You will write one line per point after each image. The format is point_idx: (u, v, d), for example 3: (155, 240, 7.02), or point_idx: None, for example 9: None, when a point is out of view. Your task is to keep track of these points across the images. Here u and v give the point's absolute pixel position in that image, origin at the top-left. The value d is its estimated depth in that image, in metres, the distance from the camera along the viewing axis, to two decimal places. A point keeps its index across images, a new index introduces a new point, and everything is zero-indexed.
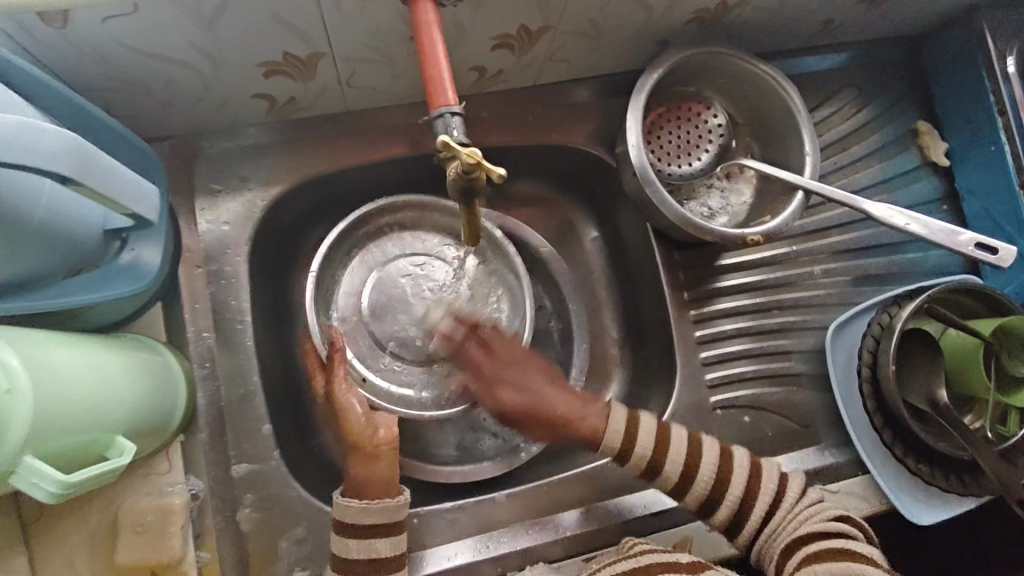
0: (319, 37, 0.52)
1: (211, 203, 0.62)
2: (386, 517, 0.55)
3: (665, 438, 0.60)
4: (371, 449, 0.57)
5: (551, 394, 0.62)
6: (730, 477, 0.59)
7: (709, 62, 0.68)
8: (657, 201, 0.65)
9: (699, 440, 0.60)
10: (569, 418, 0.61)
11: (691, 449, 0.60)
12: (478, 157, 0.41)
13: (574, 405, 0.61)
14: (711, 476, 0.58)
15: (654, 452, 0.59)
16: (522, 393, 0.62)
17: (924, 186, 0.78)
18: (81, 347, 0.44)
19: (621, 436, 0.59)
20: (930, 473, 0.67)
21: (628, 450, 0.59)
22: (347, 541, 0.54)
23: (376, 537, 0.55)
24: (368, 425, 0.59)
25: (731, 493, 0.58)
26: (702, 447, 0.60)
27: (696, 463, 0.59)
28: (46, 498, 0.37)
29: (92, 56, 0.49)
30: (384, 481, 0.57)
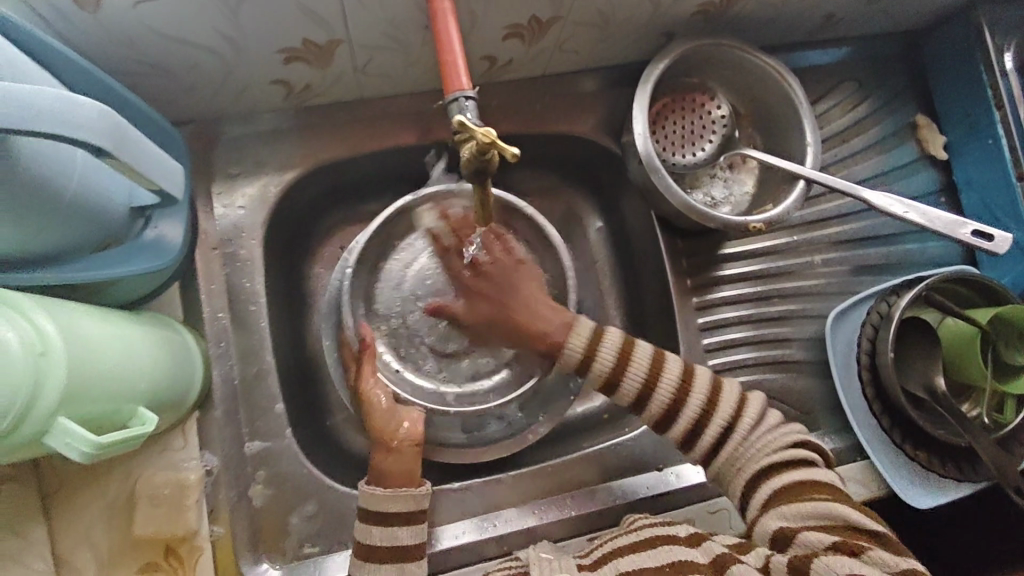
0: (336, 24, 0.54)
1: (227, 187, 0.64)
2: (409, 506, 0.56)
3: (658, 366, 0.60)
4: (392, 443, 0.59)
5: (537, 304, 0.64)
6: (718, 402, 0.59)
7: (714, 54, 0.69)
8: (663, 189, 0.66)
9: (693, 370, 0.60)
10: (538, 331, 0.63)
11: (683, 377, 0.60)
12: (493, 136, 0.43)
13: (557, 317, 0.63)
14: (698, 406, 0.59)
15: (643, 383, 0.59)
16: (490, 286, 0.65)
17: (922, 179, 0.79)
18: (109, 317, 0.46)
19: (617, 358, 0.60)
20: (927, 459, 0.68)
21: (617, 376, 0.60)
22: (372, 529, 0.55)
23: (399, 525, 0.55)
24: (391, 417, 0.61)
25: (718, 417, 0.58)
26: (693, 376, 0.60)
27: (687, 389, 0.59)
28: (79, 458, 0.38)
29: (118, 39, 0.50)
30: (405, 472, 0.58)
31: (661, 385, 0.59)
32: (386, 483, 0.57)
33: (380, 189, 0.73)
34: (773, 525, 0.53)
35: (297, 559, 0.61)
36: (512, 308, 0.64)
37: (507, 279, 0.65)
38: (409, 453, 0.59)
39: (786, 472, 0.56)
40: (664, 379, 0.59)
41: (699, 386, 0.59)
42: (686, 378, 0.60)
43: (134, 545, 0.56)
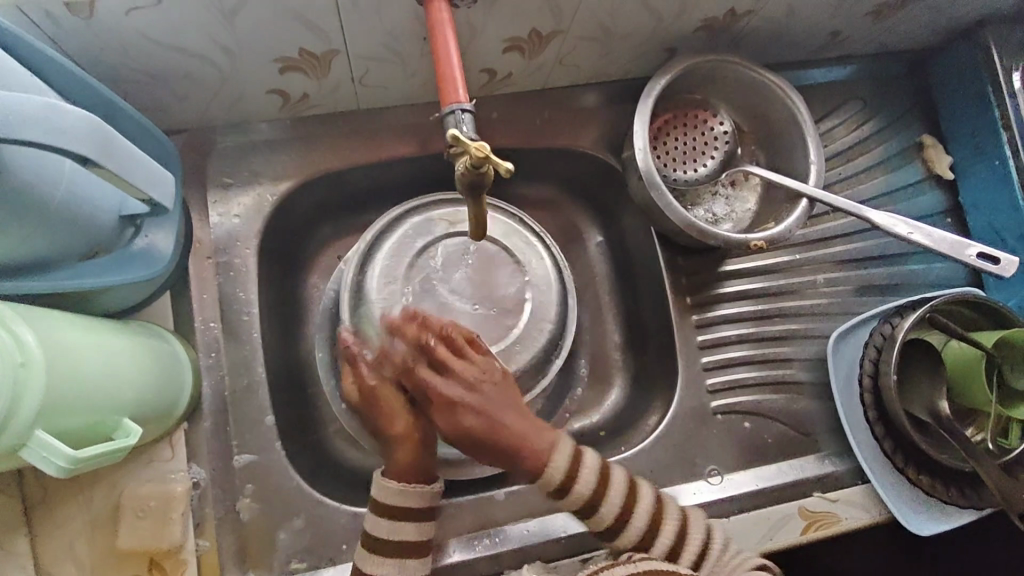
0: (335, 35, 0.54)
1: (223, 196, 0.63)
2: (421, 502, 0.55)
3: (602, 471, 0.55)
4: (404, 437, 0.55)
5: (508, 409, 0.53)
6: (662, 518, 0.56)
7: (717, 71, 0.69)
8: (662, 205, 0.66)
9: (635, 482, 0.57)
10: (529, 455, 0.53)
11: (628, 484, 0.56)
12: (487, 150, 0.42)
13: (534, 428, 0.53)
14: (643, 526, 0.55)
15: (623, 511, 0.55)
16: (474, 413, 0.52)
17: (928, 199, 0.78)
18: (94, 328, 0.45)
19: (650, 525, 0.55)
20: (931, 485, 0.66)
21: (572, 482, 0.54)
22: (380, 522, 0.54)
23: (407, 520, 0.54)
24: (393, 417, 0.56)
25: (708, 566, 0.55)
26: (640, 495, 0.56)
27: (632, 504, 0.55)
28: (56, 472, 0.37)
29: (114, 47, 0.50)
30: (417, 469, 0.55)
31: (611, 499, 0.55)
32: (394, 474, 0.55)
33: (378, 199, 0.73)
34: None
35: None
36: (472, 409, 0.52)
37: (476, 375, 0.53)
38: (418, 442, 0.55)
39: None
40: (582, 483, 0.54)
41: (648, 498, 0.56)
42: (660, 505, 0.57)
43: (115, 559, 0.55)
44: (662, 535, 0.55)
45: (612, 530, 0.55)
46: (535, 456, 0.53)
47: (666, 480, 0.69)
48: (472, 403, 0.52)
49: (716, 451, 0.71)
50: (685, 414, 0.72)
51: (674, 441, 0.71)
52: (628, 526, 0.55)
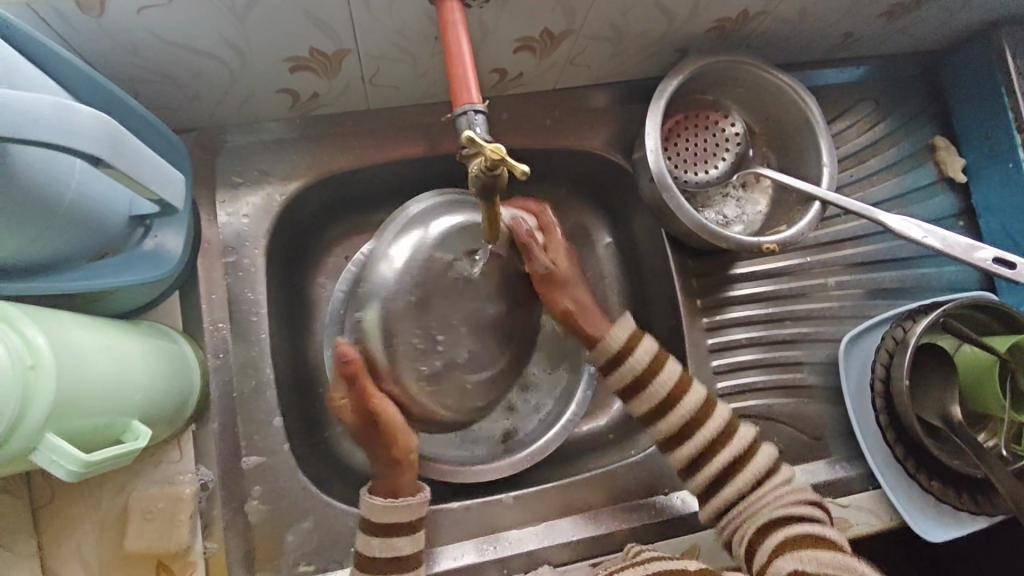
0: (345, 33, 0.53)
1: (232, 196, 0.63)
2: (411, 514, 0.57)
3: (637, 336, 0.62)
4: (397, 455, 0.59)
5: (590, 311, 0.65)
6: (708, 416, 0.59)
7: (728, 72, 0.68)
8: (674, 207, 0.65)
9: (686, 382, 0.61)
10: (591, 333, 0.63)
11: (678, 383, 0.60)
12: (502, 153, 0.41)
13: (603, 317, 0.65)
14: (711, 433, 0.59)
15: (697, 412, 0.59)
16: (574, 287, 0.66)
17: (940, 202, 0.78)
18: (103, 329, 0.45)
19: (694, 421, 0.59)
20: (942, 491, 0.66)
21: (624, 357, 0.61)
22: (369, 538, 0.56)
23: (394, 535, 0.56)
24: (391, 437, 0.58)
25: (742, 480, 0.57)
26: (692, 385, 0.61)
27: (684, 390, 0.60)
28: (65, 476, 0.37)
29: (124, 45, 0.50)
30: (402, 484, 0.58)
31: (660, 381, 0.60)
32: (383, 492, 0.58)
33: (387, 199, 0.72)
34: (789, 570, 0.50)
35: None
36: (564, 271, 0.65)
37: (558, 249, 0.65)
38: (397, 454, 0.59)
39: (796, 523, 0.54)
40: (663, 376, 0.60)
41: (721, 412, 0.60)
42: (732, 427, 0.60)
43: (123, 562, 0.54)
44: (706, 428, 0.59)
45: (676, 440, 0.59)
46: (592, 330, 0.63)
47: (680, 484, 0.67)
48: (556, 265, 0.64)
49: None
50: None
51: None
52: (688, 441, 0.59)
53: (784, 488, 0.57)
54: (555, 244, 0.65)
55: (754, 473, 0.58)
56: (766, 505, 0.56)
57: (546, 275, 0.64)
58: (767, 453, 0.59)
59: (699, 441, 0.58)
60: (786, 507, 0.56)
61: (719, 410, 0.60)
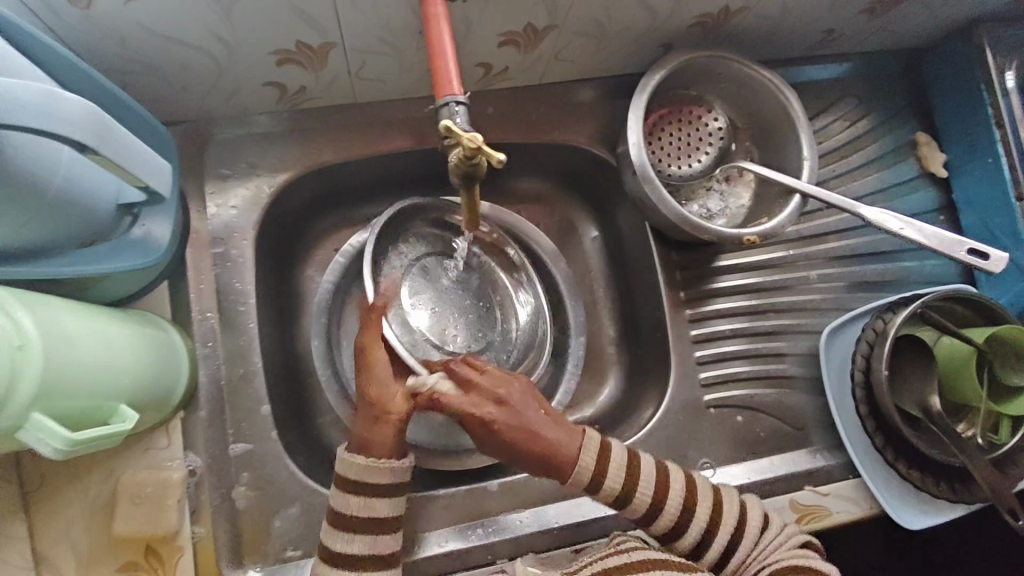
0: (331, 27, 0.54)
1: (221, 187, 0.64)
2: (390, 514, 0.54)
3: (604, 453, 0.55)
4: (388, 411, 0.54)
5: (546, 424, 0.53)
6: (696, 499, 0.56)
7: (711, 67, 0.70)
8: (655, 199, 0.67)
9: (665, 470, 0.57)
10: (561, 454, 0.53)
11: (659, 485, 0.56)
12: (478, 142, 0.42)
13: (514, 387, 0.54)
14: (699, 527, 0.55)
15: (682, 509, 0.55)
16: (522, 407, 0.53)
17: (921, 196, 0.79)
18: (91, 313, 0.46)
19: (682, 507, 0.55)
20: (921, 479, 0.67)
21: (627, 492, 0.55)
22: (350, 500, 0.53)
23: (376, 496, 0.53)
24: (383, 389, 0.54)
25: (743, 542, 0.56)
26: (669, 481, 0.56)
27: (665, 492, 0.56)
28: (52, 454, 0.38)
29: (112, 37, 0.51)
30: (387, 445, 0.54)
31: (642, 487, 0.55)
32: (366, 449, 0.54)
33: (375, 192, 0.73)
34: None
35: (278, 564, 0.60)
36: (519, 408, 0.53)
37: (518, 394, 0.54)
38: (401, 426, 0.54)
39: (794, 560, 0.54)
40: (643, 487, 0.55)
41: (703, 494, 0.56)
42: (720, 511, 0.56)
43: (113, 546, 0.55)
44: (697, 515, 0.55)
45: (671, 533, 0.56)
46: (563, 462, 0.53)
47: None
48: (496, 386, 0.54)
49: (708, 444, 0.72)
50: (678, 407, 0.72)
51: (667, 434, 0.71)
52: (688, 531, 0.55)
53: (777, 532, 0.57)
54: (492, 381, 0.54)
55: (731, 531, 0.56)
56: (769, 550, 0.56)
57: (492, 399, 0.53)
58: (756, 510, 0.58)
59: (691, 537, 0.55)
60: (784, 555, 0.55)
61: (701, 491, 0.57)
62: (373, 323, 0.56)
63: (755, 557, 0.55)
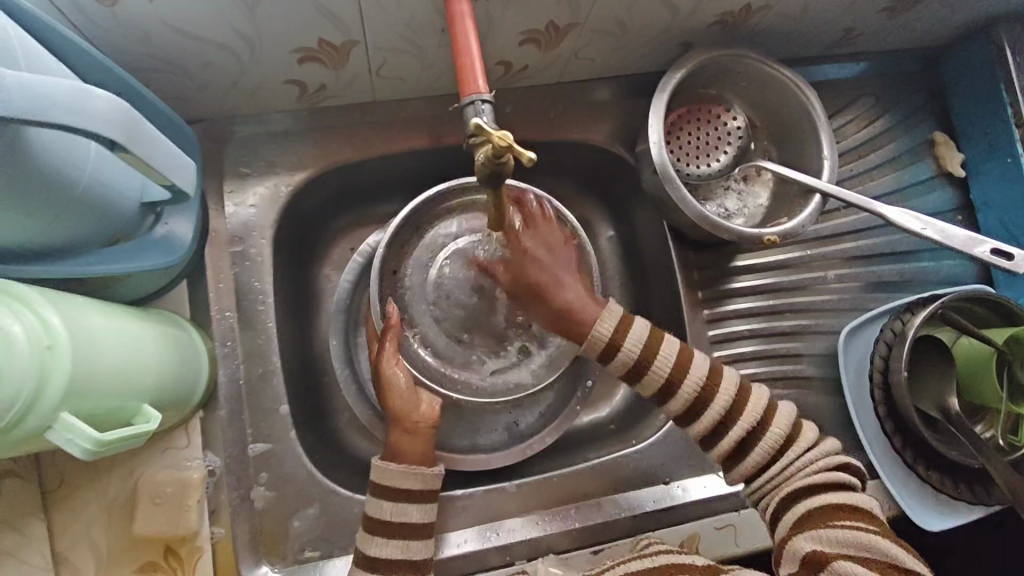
0: (354, 26, 0.54)
1: (240, 186, 0.64)
2: (421, 485, 0.56)
3: (657, 337, 0.58)
4: (411, 425, 0.59)
5: (568, 284, 0.60)
6: (744, 406, 0.57)
7: (731, 67, 0.69)
8: (676, 198, 0.66)
9: (719, 366, 0.58)
10: (578, 313, 0.59)
11: (708, 379, 0.57)
12: (509, 140, 0.42)
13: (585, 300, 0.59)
14: (748, 424, 0.56)
15: (732, 405, 0.57)
16: (545, 259, 0.60)
17: (939, 196, 0.78)
18: (115, 313, 0.46)
19: (733, 405, 0.57)
20: (940, 481, 0.67)
21: (677, 382, 0.57)
22: (382, 501, 0.55)
23: (407, 501, 0.56)
24: (410, 400, 0.60)
25: (792, 459, 0.56)
26: (722, 377, 0.58)
27: (715, 386, 0.57)
28: (80, 455, 0.38)
29: (136, 35, 0.50)
30: (418, 455, 0.58)
31: (691, 381, 0.57)
32: (397, 460, 0.57)
33: (392, 191, 0.73)
34: (803, 546, 0.51)
35: (296, 564, 0.60)
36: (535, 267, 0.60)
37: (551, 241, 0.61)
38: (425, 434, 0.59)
39: (822, 494, 0.54)
40: (693, 377, 0.57)
41: (754, 398, 0.57)
42: (770, 410, 0.57)
43: (133, 546, 0.55)
44: (744, 416, 0.56)
45: (717, 429, 0.56)
46: (580, 318, 0.58)
47: (680, 473, 0.67)
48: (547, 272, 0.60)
49: None
50: None
51: None
52: (731, 433, 0.56)
53: (806, 449, 0.57)
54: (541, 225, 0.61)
55: (776, 444, 0.56)
56: (798, 465, 0.56)
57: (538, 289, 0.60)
58: (807, 425, 0.58)
59: (737, 434, 0.56)
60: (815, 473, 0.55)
61: (753, 395, 0.57)
62: (389, 348, 0.61)
63: (783, 472, 0.56)
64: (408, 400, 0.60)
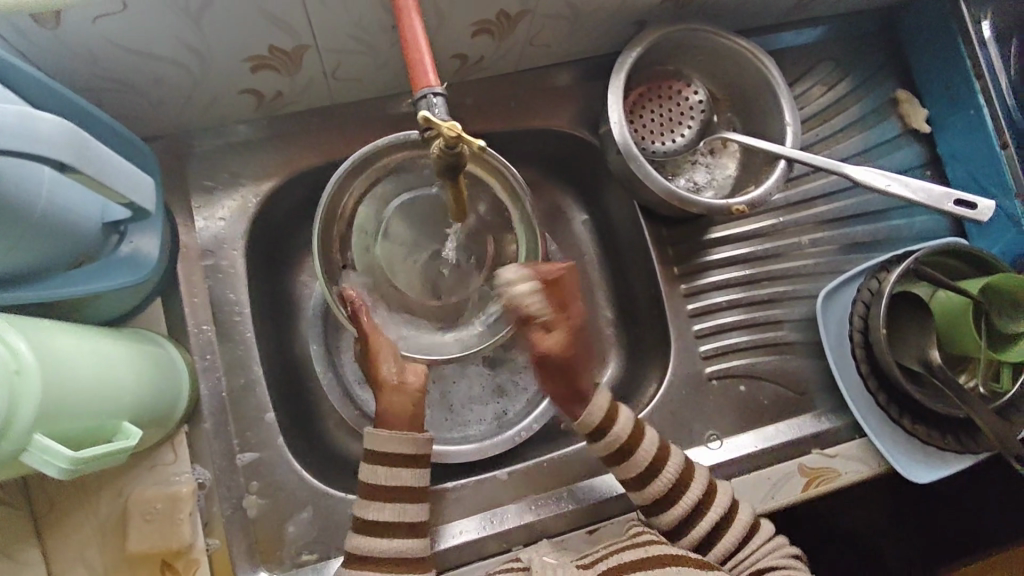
0: (303, 30, 0.54)
1: (207, 200, 0.64)
2: (411, 450, 0.55)
3: (615, 410, 0.60)
4: (396, 386, 0.56)
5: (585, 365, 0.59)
6: (691, 480, 0.60)
7: (687, 41, 0.69)
8: (642, 175, 0.66)
9: (669, 445, 0.61)
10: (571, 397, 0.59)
11: (658, 451, 0.60)
12: (459, 130, 0.42)
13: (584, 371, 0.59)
14: (694, 498, 0.59)
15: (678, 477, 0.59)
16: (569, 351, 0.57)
17: (906, 153, 0.79)
18: (85, 335, 0.46)
19: (678, 479, 0.59)
20: (926, 433, 0.67)
21: (627, 453, 0.59)
22: (375, 473, 0.54)
23: (400, 467, 0.55)
24: (395, 367, 0.57)
25: (728, 538, 0.58)
26: (670, 454, 0.60)
27: (665, 459, 0.60)
28: (57, 474, 0.38)
29: (85, 57, 0.50)
30: (409, 416, 0.56)
31: (644, 448, 0.59)
32: (386, 424, 0.56)
33: None
34: None
35: (294, 568, 0.60)
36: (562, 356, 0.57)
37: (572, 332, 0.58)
38: (412, 394, 0.57)
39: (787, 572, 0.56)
40: (645, 445, 0.60)
41: (700, 475, 0.60)
42: (712, 488, 0.60)
43: (128, 564, 0.56)
44: (690, 490, 0.59)
45: (663, 501, 0.59)
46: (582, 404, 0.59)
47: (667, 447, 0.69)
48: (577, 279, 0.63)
49: (713, 415, 0.72)
50: (681, 382, 0.73)
51: (671, 409, 0.72)
52: (677, 503, 0.59)
53: (764, 539, 0.59)
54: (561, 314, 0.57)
55: (738, 534, 0.58)
56: (758, 551, 0.58)
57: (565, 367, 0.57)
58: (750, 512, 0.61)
59: (684, 504, 0.59)
60: (772, 557, 0.57)
61: (699, 473, 0.60)
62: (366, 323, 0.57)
63: (746, 554, 0.58)
64: (393, 362, 0.57)
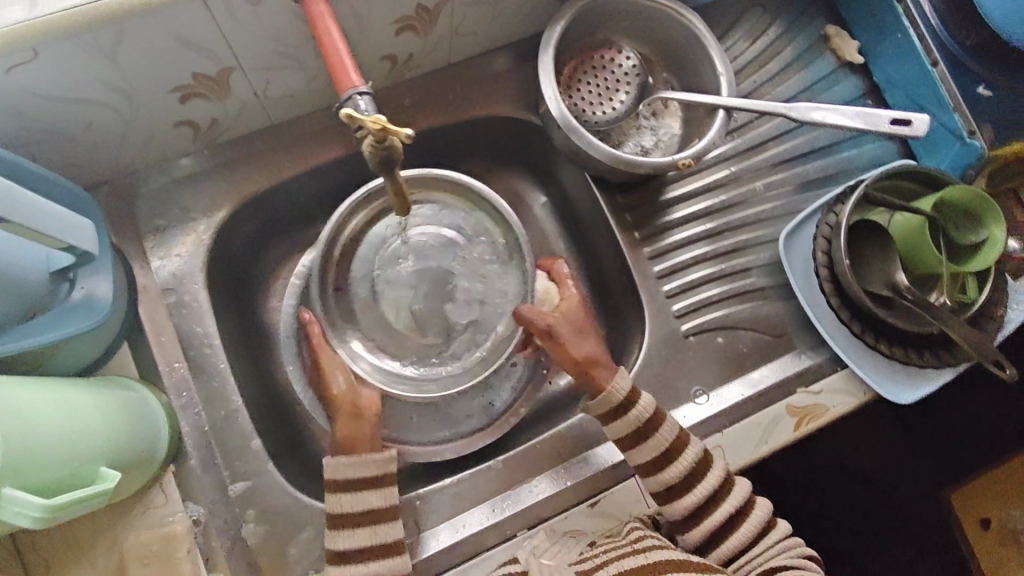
0: (224, 52, 0.54)
1: (160, 239, 0.64)
2: (380, 499, 0.58)
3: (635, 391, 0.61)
4: (353, 411, 0.62)
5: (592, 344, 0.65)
6: (709, 470, 0.60)
7: (610, 9, 0.70)
8: (584, 145, 0.67)
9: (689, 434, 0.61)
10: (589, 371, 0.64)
11: (679, 437, 0.60)
12: (383, 122, 0.42)
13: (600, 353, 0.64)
14: (709, 490, 0.59)
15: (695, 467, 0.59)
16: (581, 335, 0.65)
17: (844, 87, 0.80)
18: (51, 386, 0.45)
19: (693, 470, 0.59)
20: (903, 353, 0.69)
21: (648, 433, 0.60)
22: (339, 535, 0.56)
23: (368, 521, 0.57)
24: (352, 391, 0.63)
25: (740, 532, 0.59)
26: (689, 441, 0.60)
27: (683, 446, 0.60)
28: (30, 525, 0.39)
29: (8, 112, 0.50)
30: (368, 441, 0.61)
31: (660, 434, 0.60)
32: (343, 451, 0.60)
33: (316, 210, 0.73)
34: None
35: None
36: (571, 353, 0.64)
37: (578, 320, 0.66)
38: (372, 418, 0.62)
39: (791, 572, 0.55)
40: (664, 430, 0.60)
41: (717, 468, 0.60)
42: (728, 485, 0.60)
43: None
44: (705, 481, 0.59)
45: (677, 489, 0.59)
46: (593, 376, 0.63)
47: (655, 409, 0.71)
48: (557, 313, 0.66)
49: (696, 371, 0.73)
50: (659, 344, 0.73)
51: (654, 372, 0.72)
52: (690, 492, 0.59)
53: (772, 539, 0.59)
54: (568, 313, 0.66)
55: (749, 533, 0.59)
56: (767, 553, 0.57)
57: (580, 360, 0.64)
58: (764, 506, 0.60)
59: (699, 495, 0.59)
60: (779, 558, 0.57)
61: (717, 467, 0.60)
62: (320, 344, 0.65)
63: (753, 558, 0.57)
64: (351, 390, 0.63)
